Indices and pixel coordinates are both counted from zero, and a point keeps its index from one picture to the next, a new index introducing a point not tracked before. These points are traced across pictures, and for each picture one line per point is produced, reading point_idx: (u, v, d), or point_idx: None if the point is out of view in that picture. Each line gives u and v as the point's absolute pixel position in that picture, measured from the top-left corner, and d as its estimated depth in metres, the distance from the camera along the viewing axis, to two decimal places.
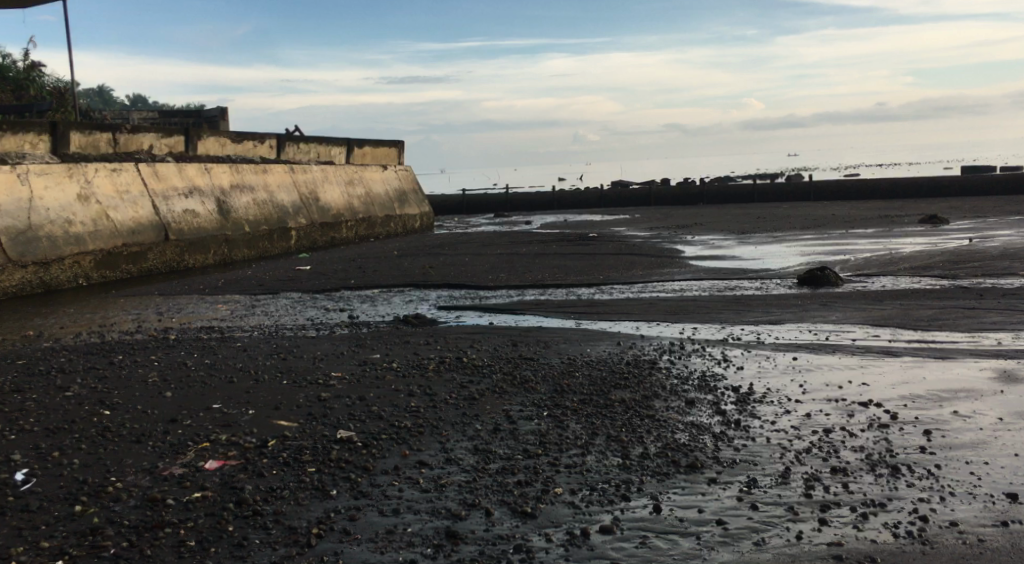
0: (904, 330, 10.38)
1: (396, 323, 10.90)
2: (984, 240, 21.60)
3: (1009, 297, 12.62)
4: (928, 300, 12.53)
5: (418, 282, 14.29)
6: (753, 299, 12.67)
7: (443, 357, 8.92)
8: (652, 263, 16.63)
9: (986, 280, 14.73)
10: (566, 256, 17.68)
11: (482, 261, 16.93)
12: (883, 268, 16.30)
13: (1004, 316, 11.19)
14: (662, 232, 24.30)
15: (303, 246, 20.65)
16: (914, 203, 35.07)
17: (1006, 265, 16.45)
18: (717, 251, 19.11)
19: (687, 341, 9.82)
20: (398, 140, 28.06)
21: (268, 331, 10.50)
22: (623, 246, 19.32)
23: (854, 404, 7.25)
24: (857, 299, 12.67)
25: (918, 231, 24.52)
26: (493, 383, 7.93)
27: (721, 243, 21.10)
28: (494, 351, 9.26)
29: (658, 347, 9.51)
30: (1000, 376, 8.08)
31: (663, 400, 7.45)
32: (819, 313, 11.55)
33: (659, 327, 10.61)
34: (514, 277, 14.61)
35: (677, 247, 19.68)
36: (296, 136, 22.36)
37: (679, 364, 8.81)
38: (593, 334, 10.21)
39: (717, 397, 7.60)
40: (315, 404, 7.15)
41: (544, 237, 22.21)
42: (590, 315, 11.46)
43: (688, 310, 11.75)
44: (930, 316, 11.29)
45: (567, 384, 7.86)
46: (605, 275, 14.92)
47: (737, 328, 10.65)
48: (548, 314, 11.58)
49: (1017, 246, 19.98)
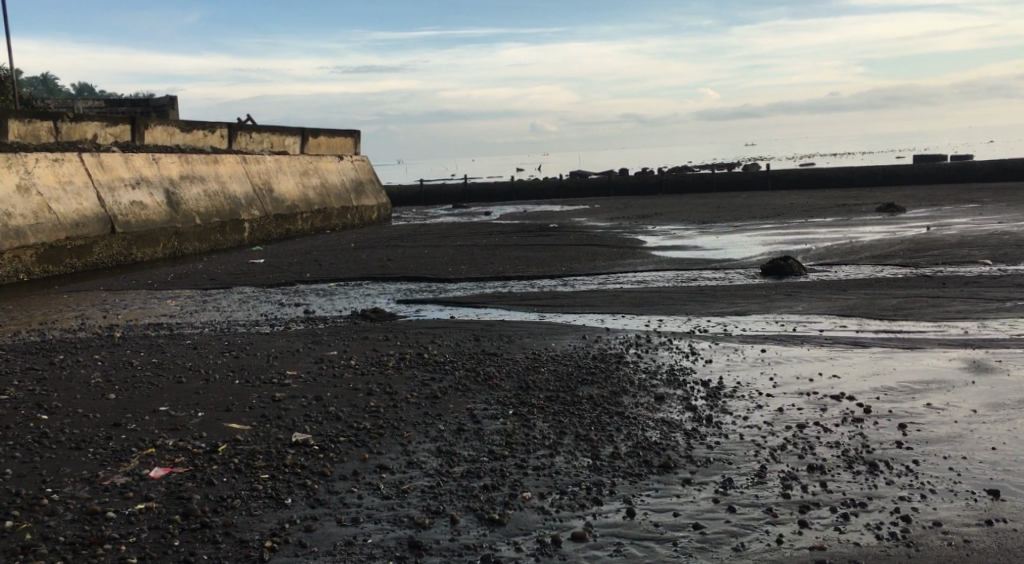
0: (870, 320, 10.29)
1: (353, 318, 10.58)
2: (941, 228, 21.75)
3: (971, 285, 12.62)
4: (891, 289, 12.46)
5: (376, 275, 13.95)
6: (717, 290, 12.50)
7: (403, 354, 8.62)
8: (614, 253, 16.45)
9: (947, 268, 14.76)
10: (526, 247, 17.44)
11: (441, 252, 16.63)
12: (844, 257, 16.29)
13: (968, 305, 11.12)
14: (623, 221, 24.18)
15: (257, 238, 20.18)
16: (870, 191, 35.38)
17: (965, 253, 16.48)
18: (678, 241, 18.99)
19: (653, 334, 9.61)
20: (354, 130, 27.60)
21: (220, 327, 10.12)
22: (584, 237, 19.13)
23: (826, 397, 7.08)
24: (821, 289, 12.59)
25: (876, 220, 24.61)
26: (456, 381, 7.65)
27: (682, 233, 21.01)
28: (456, 346, 8.98)
29: (623, 340, 9.29)
30: (970, 366, 7.97)
31: (632, 396, 7.23)
32: (785, 304, 11.43)
33: (624, 320, 10.39)
34: (474, 269, 14.33)
35: (638, 237, 19.54)
36: (249, 125, 21.82)
37: (645, 358, 8.60)
38: (557, 327, 9.97)
39: (686, 392, 7.41)
40: (270, 406, 6.83)
41: (504, 228, 21.95)
42: (553, 307, 11.22)
43: (652, 302, 11.55)
44: (894, 305, 11.20)
45: (532, 381, 7.62)
46: (567, 266, 14.69)
47: (703, 319, 10.48)
48: (510, 306, 11.32)
49: (973, 233, 20.14)
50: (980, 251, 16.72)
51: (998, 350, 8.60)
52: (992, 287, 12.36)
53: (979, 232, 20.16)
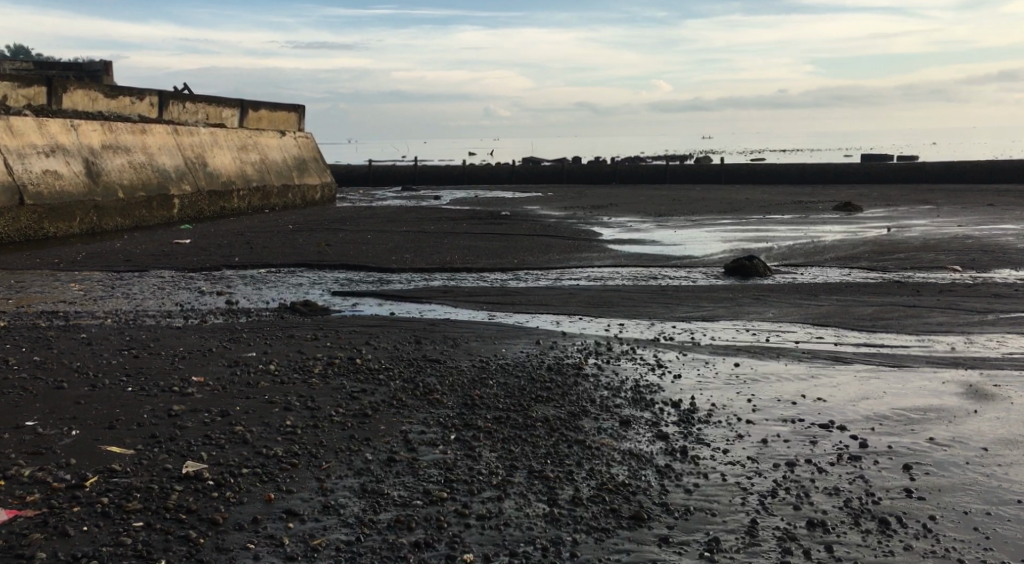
0: (848, 331, 9.43)
1: (281, 311, 9.44)
2: (903, 230, 21.14)
3: (947, 295, 11.85)
4: (865, 296, 11.65)
5: (312, 261, 12.81)
6: (680, 291, 11.58)
7: (332, 358, 7.50)
8: (569, 246, 15.47)
9: (918, 274, 14.01)
10: (475, 235, 16.40)
11: (384, 238, 15.53)
12: (809, 258, 15.50)
13: (948, 318, 10.33)
14: (576, 211, 23.26)
15: (188, 216, 18.88)
16: (823, 189, 34.96)
17: (933, 258, 15.81)
18: (636, 235, 18.09)
19: (614, 341, 8.63)
20: (298, 105, 26.25)
21: (125, 318, 8.93)
22: (537, 226, 18.15)
23: (815, 427, 6.15)
24: (790, 293, 11.74)
25: (834, 219, 23.99)
26: (390, 394, 6.57)
27: (638, 226, 20.14)
28: (392, 351, 7.87)
29: (581, 349, 8.28)
30: (968, 391, 7.10)
31: (593, 419, 6.24)
32: (755, 310, 10.55)
33: (581, 323, 9.41)
34: (419, 258, 13.27)
35: (593, 229, 18.61)
36: (183, 93, 20.39)
37: (607, 370, 7.61)
38: (507, 330, 8.94)
39: (655, 415, 6.43)
40: (163, 424, 5.73)
41: (453, 213, 20.87)
42: (503, 306, 10.18)
43: (610, 303, 10.58)
44: (872, 315, 10.36)
45: (479, 398, 6.58)
46: (519, 259, 13.67)
47: (668, 325, 9.55)
48: (456, 303, 10.25)
49: (937, 236, 19.56)
50: (948, 256, 16.06)
51: (995, 371, 7.77)
52: (969, 298, 11.60)
53: (942, 235, 19.56)
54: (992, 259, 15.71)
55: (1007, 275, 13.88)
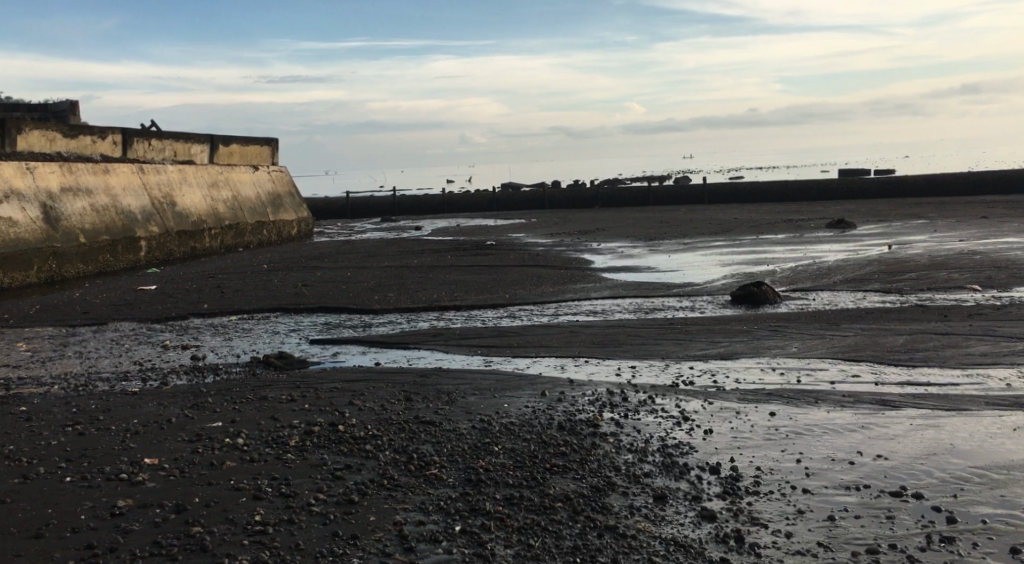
0: (885, 370, 8.60)
1: (252, 366, 8.34)
2: (904, 246, 20.43)
3: (976, 321, 11.11)
4: (890, 325, 10.85)
5: (288, 305, 11.80)
6: (691, 323, 10.66)
7: (308, 422, 6.34)
8: (562, 276, 14.53)
9: (936, 295, 13.26)
10: (462, 269, 15.43)
11: (366, 276, 14.55)
12: (817, 281, 14.70)
13: (986, 351, 9.58)
14: (565, 238, 22.39)
15: (155, 258, 17.82)
16: (810, 205, 34.27)
17: (946, 276, 15.09)
18: (630, 261, 17.19)
19: (628, 390, 7.50)
20: (271, 137, 25.28)
21: (73, 384, 7.83)
22: (526, 256, 17.21)
23: (887, 498, 5.25)
24: (810, 322, 10.90)
25: (829, 238, 23.20)
26: (378, 470, 5.42)
27: (631, 252, 19.21)
28: (378, 412, 6.64)
29: (592, 401, 7.14)
30: None
31: (622, 495, 5.16)
32: (777, 343, 9.68)
33: (588, 366, 8.35)
34: (404, 297, 12.31)
35: (585, 257, 17.67)
36: (148, 131, 19.34)
37: (627, 425, 6.52)
38: (508, 379, 7.75)
39: (694, 485, 5.33)
40: (105, 528, 4.69)
41: (439, 245, 19.96)
42: (501, 349, 9.11)
43: (617, 340, 9.60)
44: (905, 350, 9.55)
45: (485, 471, 5.42)
46: (511, 293, 12.70)
47: (686, 364, 8.59)
48: (446, 348, 9.13)
49: (942, 252, 18.86)
50: (960, 273, 15.35)
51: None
52: (1002, 325, 10.86)
53: (947, 251, 18.87)
54: (1008, 275, 15.02)
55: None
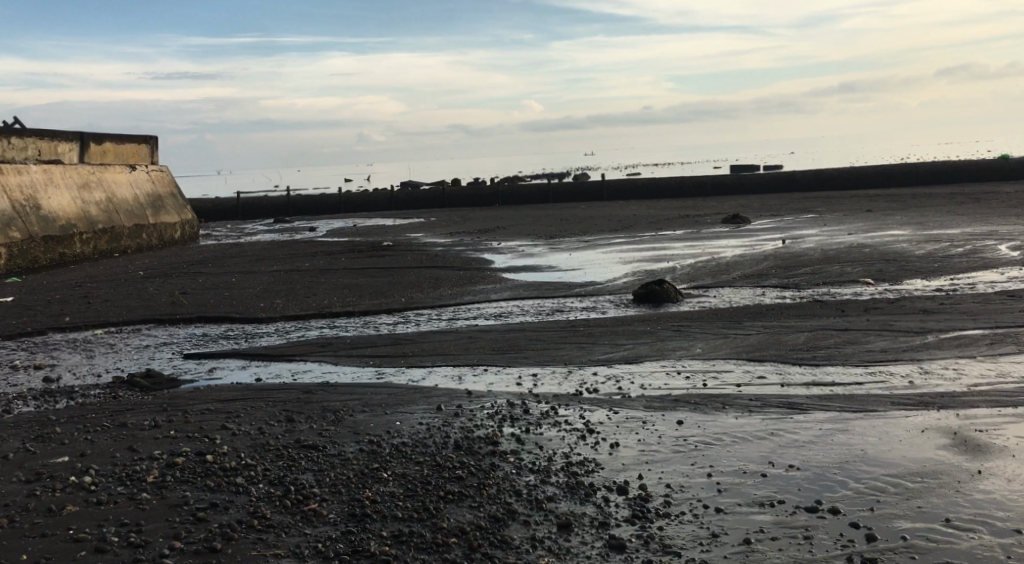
0: (791, 370, 8.38)
1: (113, 388, 7.56)
2: (798, 240, 20.63)
3: (874, 316, 11.08)
4: (791, 322, 10.70)
5: (163, 315, 10.96)
6: (592, 325, 10.29)
7: (171, 453, 5.66)
8: (460, 277, 14.02)
9: (833, 289, 13.26)
10: (355, 271, 14.76)
11: (251, 281, 13.74)
12: (717, 277, 14.58)
13: (887, 346, 9.49)
14: (463, 237, 21.89)
15: (18, 266, 16.59)
16: (707, 200, 34.60)
17: (842, 269, 15.18)
18: (529, 260, 16.79)
19: (529, 399, 7.02)
20: (148, 135, 24.00)
21: None
22: (423, 257, 16.63)
23: (804, 516, 4.91)
24: (714, 321, 10.67)
25: (727, 233, 23.29)
26: (248, 509, 4.81)
27: (531, 250, 18.81)
28: (254, 437, 6.00)
29: (492, 412, 6.60)
30: (950, 454, 6.16)
31: (522, 525, 4.69)
32: (680, 344, 9.38)
33: (488, 376, 7.84)
34: (291, 304, 11.61)
35: (483, 256, 17.19)
36: (8, 128, 18.00)
37: (529, 439, 6.02)
38: (401, 393, 7.15)
39: (600, 509, 4.89)
40: None
41: (333, 246, 19.20)
42: (393, 359, 8.50)
43: (516, 345, 9.12)
44: (809, 348, 9.36)
45: (371, 504, 4.87)
46: (406, 297, 12.10)
47: (589, 370, 8.18)
48: (335, 359, 8.51)
49: (835, 245, 19.09)
50: (855, 266, 15.49)
51: (970, 423, 6.91)
52: (900, 320, 10.82)
53: (840, 244, 19.11)
54: (899, 267, 15.21)
55: (921, 287, 13.29)
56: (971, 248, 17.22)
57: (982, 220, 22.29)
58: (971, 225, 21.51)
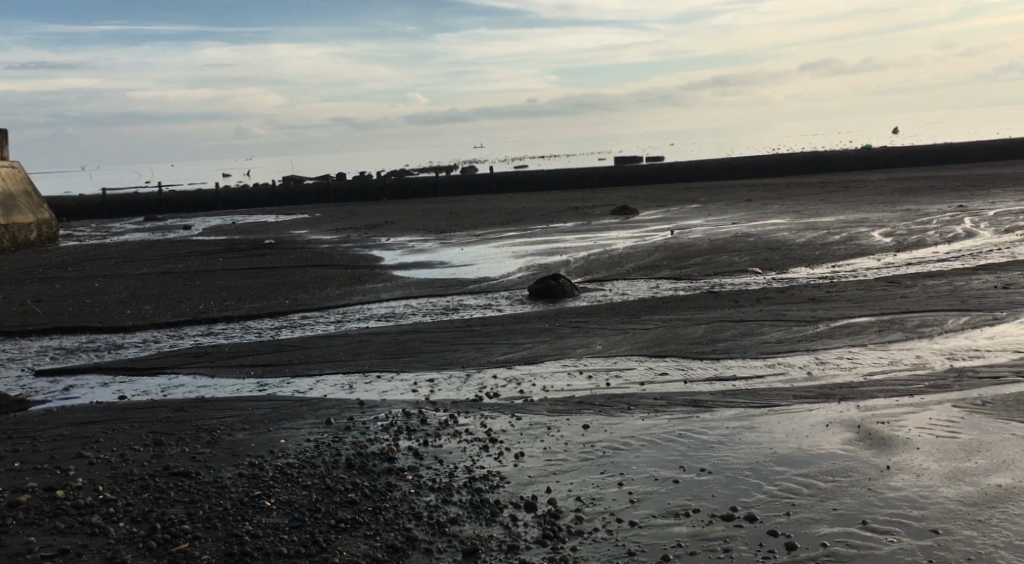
0: (692, 366, 8.20)
1: None
2: (686, 230, 20.78)
3: (767, 306, 11.08)
4: (687, 314, 10.58)
5: (16, 327, 10.05)
6: (487, 323, 9.94)
7: (15, 491, 5.01)
8: (347, 276, 13.46)
9: (725, 280, 13.28)
10: (234, 272, 13.99)
11: (119, 286, 12.85)
12: (610, 270, 14.44)
13: (783, 337, 9.46)
14: (349, 234, 21.23)
15: None
16: (594, 192, 34.72)
17: (731, 259, 15.27)
18: (419, 256, 16.32)
19: (426, 408, 6.59)
20: None
21: None
22: (308, 255, 15.96)
23: (720, 525, 4.67)
24: (610, 316, 10.46)
25: (616, 224, 23.31)
26: (106, 554, 4.26)
27: (420, 245, 18.34)
28: (116, 466, 5.39)
29: (386, 424, 6.13)
30: (857, 449, 6.04)
31: (423, 555, 4.28)
32: (578, 341, 9.12)
33: (380, 384, 7.36)
34: (164, 310, 10.85)
35: (371, 253, 16.62)
36: None
37: (426, 452, 5.60)
38: (285, 407, 6.61)
39: (508, 530, 4.53)
40: None
41: (210, 245, 18.30)
42: (276, 368, 7.94)
43: (409, 348, 8.67)
44: (707, 341, 9.23)
45: (249, 540, 4.38)
46: (289, 299, 11.48)
47: (486, 373, 7.80)
48: (212, 371, 7.87)
49: (722, 235, 19.28)
50: (743, 255, 15.61)
51: (871, 414, 6.84)
52: (792, 309, 10.84)
53: (726, 234, 19.33)
54: (785, 255, 15.41)
55: (808, 275, 13.45)
56: (849, 235, 17.65)
57: (857, 207, 22.96)
58: (847, 212, 22.12)
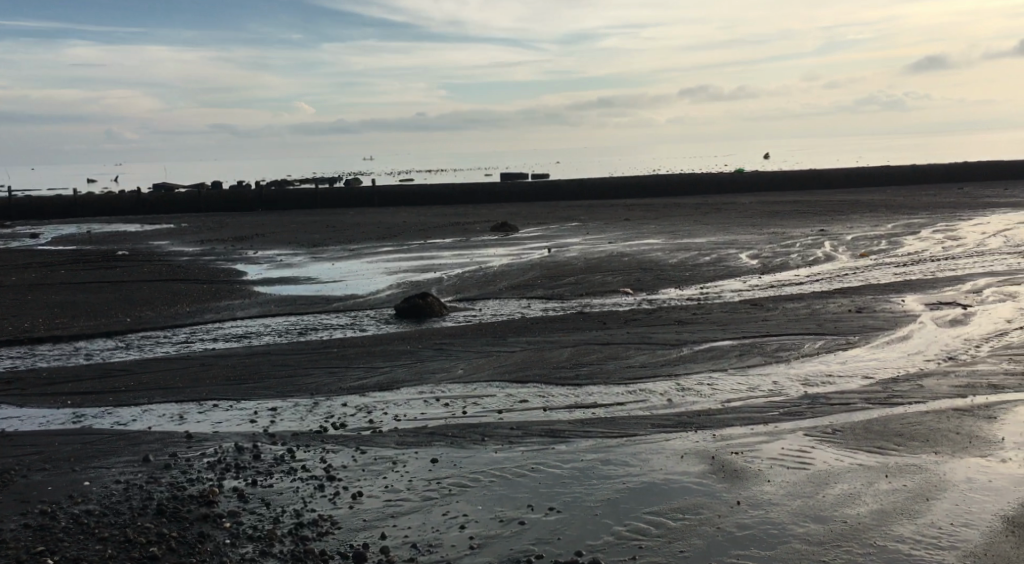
0: (552, 392, 7.94)
1: None
2: (561, 249, 20.71)
3: (634, 328, 10.97)
4: (553, 336, 10.35)
5: None
6: (343, 345, 9.45)
7: None
8: (201, 292, 12.72)
9: (595, 300, 13.15)
10: (77, 286, 13.04)
11: None
12: (481, 288, 14.14)
13: (647, 361, 9.31)
14: (213, 245, 20.28)
15: None
16: (474, 207, 34.44)
17: (603, 278, 15.19)
18: (284, 271, 15.65)
19: (261, 441, 6.09)
20: None
21: None
22: (162, 268, 15.07)
23: None
24: (474, 337, 10.13)
25: (493, 241, 23.04)
26: None
27: (286, 259, 17.64)
28: None
29: (210, 461, 5.64)
30: (712, 483, 5.87)
31: None
32: (438, 365, 8.75)
33: (215, 414, 6.79)
34: None
35: (233, 267, 15.84)
36: None
37: (251, 494, 5.15)
38: (100, 442, 6.03)
39: None
40: None
41: (57, 256, 17.13)
42: (100, 397, 7.26)
43: (255, 373, 8.11)
44: (571, 365, 8.98)
45: None
46: (132, 317, 10.70)
47: (336, 401, 7.31)
48: (25, 401, 7.14)
49: (596, 254, 19.28)
50: (615, 275, 15.54)
51: (727, 444, 6.69)
52: (658, 331, 10.73)
53: (601, 253, 19.33)
54: (656, 275, 15.44)
55: (677, 297, 13.45)
56: (717, 257, 17.88)
57: (727, 229, 23.41)
58: (718, 233, 22.52)
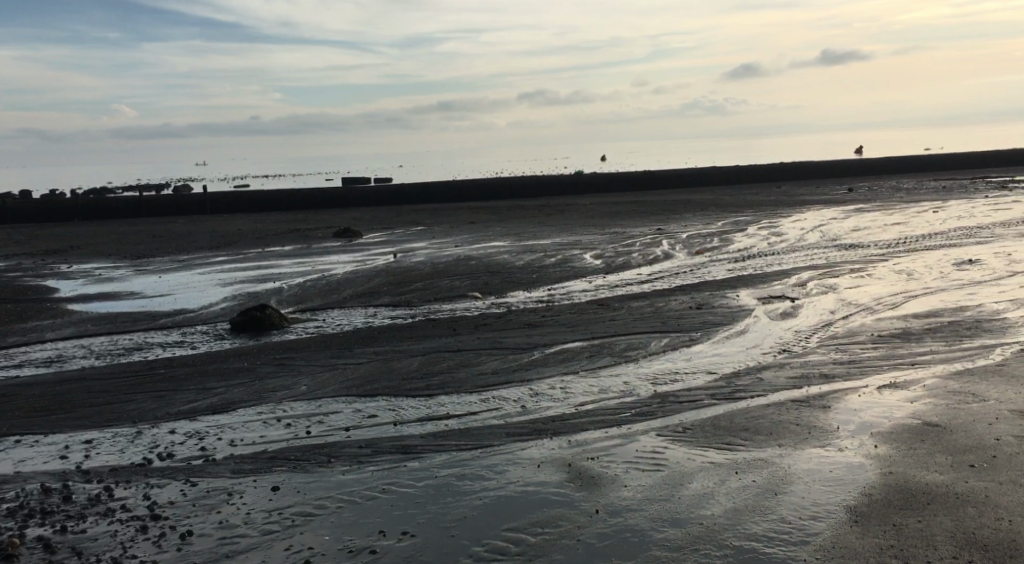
0: (401, 404, 7.60)
1: None
2: (407, 254, 20.32)
3: (484, 333, 10.74)
4: (400, 346, 9.99)
5: None
6: (174, 365, 8.81)
7: None
8: (10, 314, 11.65)
9: (443, 306, 12.86)
10: None
11: None
12: (325, 297, 13.60)
13: (498, 367, 9.11)
14: (26, 261, 18.76)
15: None
16: (315, 213, 33.49)
17: (450, 283, 14.93)
18: (108, 286, 14.59)
19: (74, 481, 5.64)
20: None
21: None
22: None
23: None
24: (316, 350, 9.65)
25: (337, 248, 22.38)
26: None
27: (109, 274, 16.49)
28: None
29: (12, 511, 5.24)
30: (569, 492, 5.69)
31: None
32: (278, 381, 8.25)
33: (22, 453, 6.21)
34: None
35: (48, 284, 14.64)
36: None
37: (60, 546, 4.82)
38: None
39: None
40: None
41: None
42: None
43: (71, 403, 7.43)
44: (421, 375, 8.65)
45: None
46: None
47: (167, 427, 6.77)
48: None
49: (443, 258, 18.99)
50: (463, 279, 15.31)
51: (582, 450, 6.55)
52: (508, 336, 10.55)
53: (447, 257, 19.07)
54: (505, 278, 15.30)
55: (524, 299, 13.34)
56: (562, 258, 17.95)
57: (571, 230, 23.61)
58: (562, 235, 22.68)
